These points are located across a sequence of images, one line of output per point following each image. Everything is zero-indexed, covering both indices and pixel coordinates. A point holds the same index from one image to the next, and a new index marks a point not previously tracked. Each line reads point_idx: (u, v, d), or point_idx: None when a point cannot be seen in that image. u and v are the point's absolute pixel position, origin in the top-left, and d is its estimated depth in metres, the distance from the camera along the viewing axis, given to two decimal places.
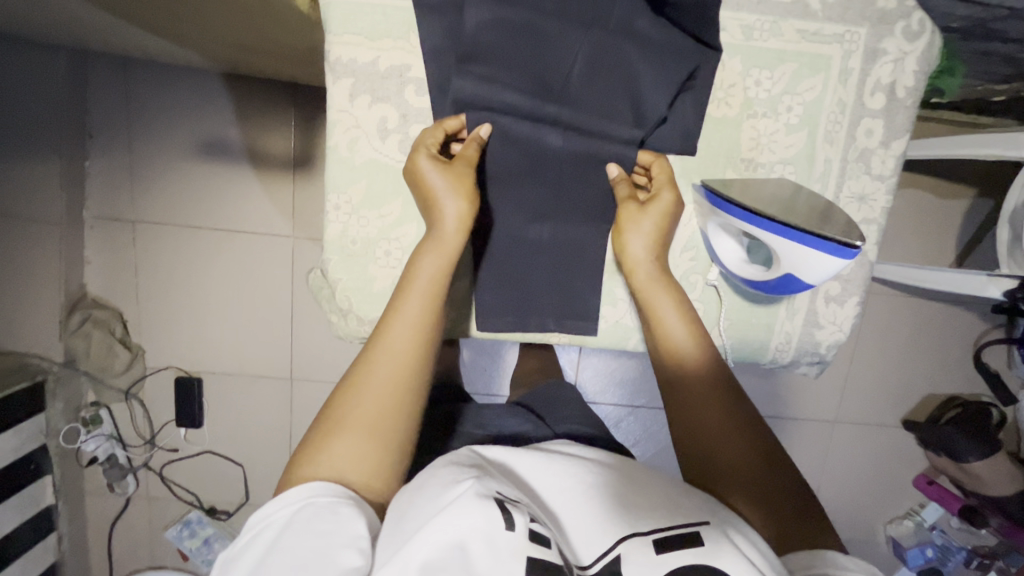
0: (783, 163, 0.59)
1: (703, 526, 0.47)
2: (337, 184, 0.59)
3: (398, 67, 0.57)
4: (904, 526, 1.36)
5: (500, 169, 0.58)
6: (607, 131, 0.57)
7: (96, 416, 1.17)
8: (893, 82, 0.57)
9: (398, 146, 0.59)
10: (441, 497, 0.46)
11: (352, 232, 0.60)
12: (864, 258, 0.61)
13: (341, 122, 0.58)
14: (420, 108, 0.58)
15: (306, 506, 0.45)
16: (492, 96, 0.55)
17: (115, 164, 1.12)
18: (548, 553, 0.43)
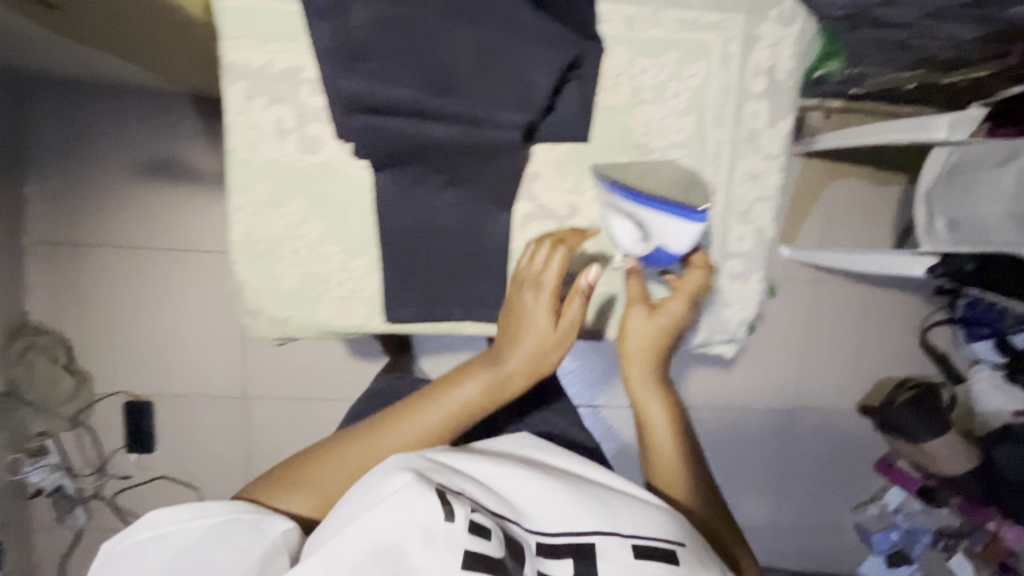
0: (675, 147, 0.62)
1: (676, 546, 0.49)
2: (239, 186, 0.60)
3: (291, 68, 0.58)
4: (870, 512, 1.39)
5: (385, 159, 0.56)
6: (494, 121, 0.55)
7: (43, 446, 1.13)
8: (772, 66, 0.60)
9: (297, 145, 0.59)
10: (384, 489, 0.47)
11: (257, 233, 0.61)
12: (761, 235, 0.65)
13: (237, 124, 0.58)
14: (317, 107, 0.59)
15: (230, 520, 0.49)
16: (369, 91, 0.52)
17: (56, 188, 1.11)
18: (486, 547, 0.44)
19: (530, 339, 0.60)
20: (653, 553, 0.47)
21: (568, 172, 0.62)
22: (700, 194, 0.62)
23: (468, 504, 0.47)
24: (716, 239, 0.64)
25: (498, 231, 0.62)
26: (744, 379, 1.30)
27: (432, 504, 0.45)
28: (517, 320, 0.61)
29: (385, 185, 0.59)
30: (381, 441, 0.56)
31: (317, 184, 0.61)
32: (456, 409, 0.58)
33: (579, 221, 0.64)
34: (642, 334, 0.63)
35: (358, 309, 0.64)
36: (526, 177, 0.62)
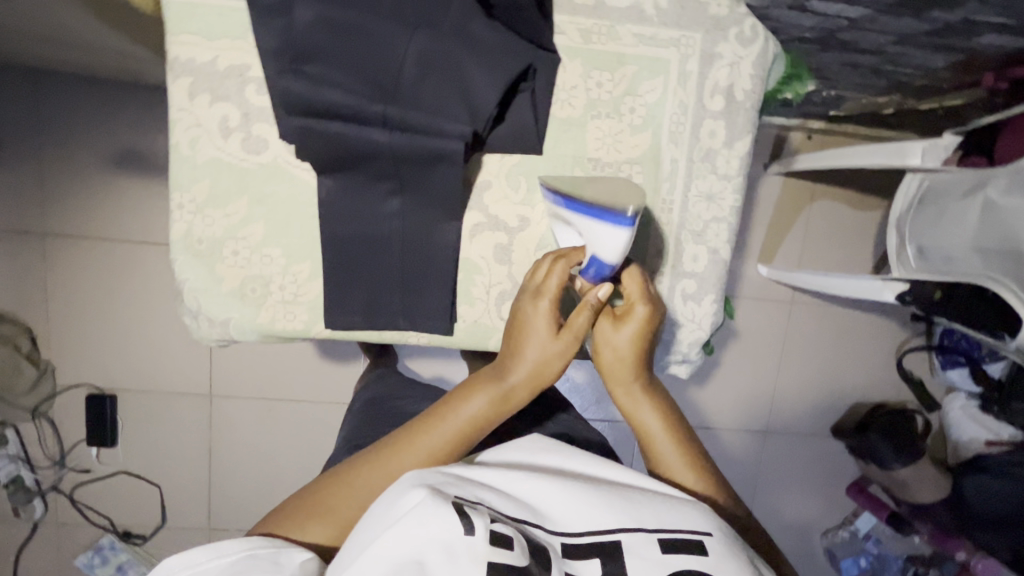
0: (630, 163, 0.60)
1: (705, 537, 0.46)
2: (181, 183, 0.59)
3: (237, 67, 0.57)
4: (839, 536, 1.36)
5: (328, 164, 0.56)
6: (439, 128, 0.54)
7: (2, 436, 1.12)
8: (730, 85, 0.59)
9: (241, 144, 0.58)
10: (401, 504, 0.44)
11: (197, 232, 0.60)
12: (717, 256, 0.63)
13: (180, 120, 0.57)
14: (262, 106, 0.58)
15: (246, 557, 0.45)
16: (310, 92, 0.51)
17: (24, 176, 1.09)
18: (508, 556, 0.41)
19: (540, 354, 0.55)
20: (685, 547, 0.45)
21: (519, 184, 0.61)
22: (654, 211, 0.60)
23: (486, 513, 0.44)
24: (671, 259, 0.62)
25: (444, 240, 0.60)
26: (716, 397, 1.29)
27: (451, 518, 0.42)
28: (519, 332, 0.56)
29: (328, 189, 0.58)
30: (388, 466, 0.52)
31: (261, 184, 0.59)
32: (462, 426, 0.54)
33: (529, 234, 0.62)
34: (615, 356, 0.58)
35: (301, 314, 0.62)
36: (477, 186, 0.60)
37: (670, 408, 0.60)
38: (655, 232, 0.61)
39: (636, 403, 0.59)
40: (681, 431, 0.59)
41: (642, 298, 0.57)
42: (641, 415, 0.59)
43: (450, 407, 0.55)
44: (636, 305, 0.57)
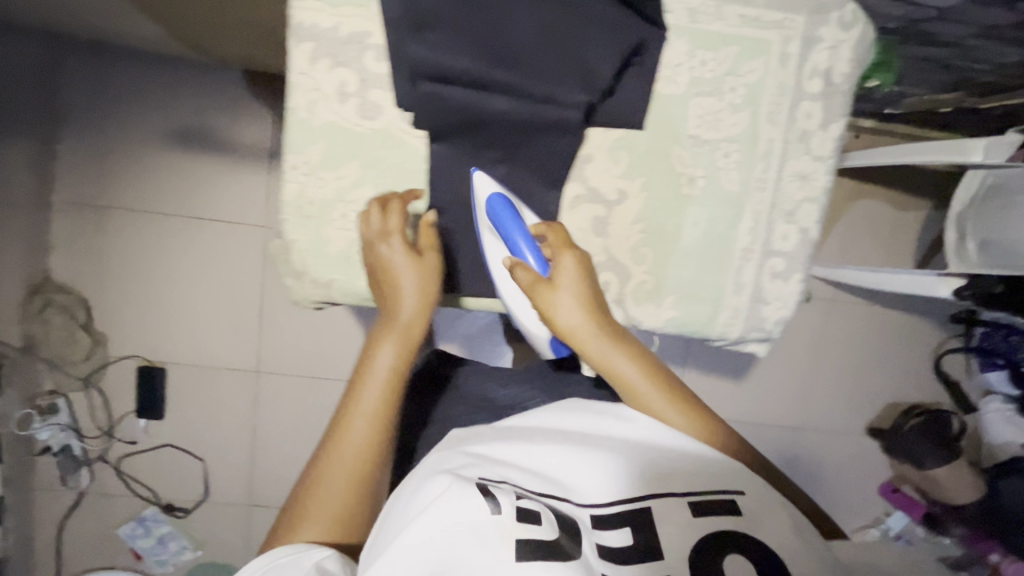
0: (728, 141, 0.62)
1: (738, 495, 0.51)
2: (296, 146, 0.61)
3: (358, 34, 0.59)
4: (870, 534, 1.33)
5: (444, 128, 0.60)
6: (555, 97, 0.58)
7: (54, 404, 1.14)
8: (829, 69, 0.61)
9: (357, 110, 0.60)
10: (432, 492, 0.49)
11: (309, 194, 0.62)
12: (808, 237, 0.64)
13: (300, 84, 0.59)
14: (380, 74, 0.60)
15: (270, 567, 0.48)
16: (441, 58, 0.56)
17: (84, 148, 1.10)
18: (536, 531, 0.46)
19: (417, 282, 0.60)
20: (712, 506, 0.50)
21: (620, 158, 0.63)
22: (749, 189, 0.63)
23: (511, 491, 0.49)
24: (763, 236, 0.63)
25: (546, 210, 0.63)
26: (756, 391, 1.30)
27: (476, 501, 0.47)
28: (393, 282, 0.59)
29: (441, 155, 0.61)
30: (334, 446, 0.55)
31: (373, 149, 0.62)
32: (390, 371, 0.58)
33: (626, 208, 0.63)
34: (565, 312, 0.59)
35: (403, 281, 0.67)
36: (578, 159, 0.63)
37: (646, 358, 0.62)
38: (748, 210, 0.63)
39: (614, 359, 0.60)
40: (660, 377, 0.61)
41: (566, 251, 0.60)
42: (614, 361, 0.60)
43: (365, 368, 0.58)
44: (563, 256, 0.60)
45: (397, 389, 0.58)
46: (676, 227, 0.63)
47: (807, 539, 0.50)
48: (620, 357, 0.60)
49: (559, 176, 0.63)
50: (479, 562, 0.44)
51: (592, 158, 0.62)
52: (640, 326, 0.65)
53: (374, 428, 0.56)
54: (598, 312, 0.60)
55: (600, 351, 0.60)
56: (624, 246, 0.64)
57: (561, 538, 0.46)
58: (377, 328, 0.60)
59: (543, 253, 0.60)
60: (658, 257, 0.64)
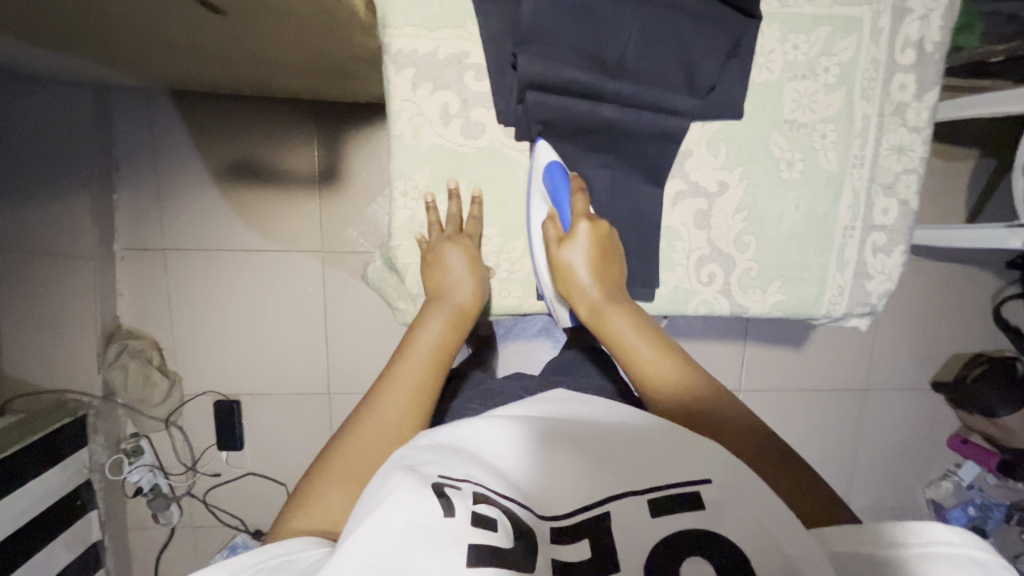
0: (824, 122, 0.63)
1: (703, 485, 0.44)
2: (404, 171, 0.64)
3: (457, 55, 0.61)
4: (943, 488, 1.38)
5: (550, 133, 0.62)
6: (667, 102, 0.60)
7: (138, 446, 1.17)
8: (921, 38, 0.62)
9: (460, 130, 0.63)
10: (378, 490, 0.43)
11: (419, 217, 0.66)
12: (907, 208, 0.66)
13: (404, 110, 0.62)
14: (480, 93, 0.62)
15: (255, 572, 0.43)
16: (559, 73, 0.57)
17: (144, 195, 1.13)
18: (492, 539, 0.41)
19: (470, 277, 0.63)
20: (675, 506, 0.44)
21: (718, 149, 0.64)
22: (847, 167, 0.64)
23: (470, 493, 0.43)
24: (862, 212, 0.66)
25: (649, 209, 0.65)
26: (818, 358, 1.31)
27: (429, 503, 0.41)
28: (437, 263, 0.63)
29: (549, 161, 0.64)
30: (372, 415, 0.52)
31: (478, 167, 0.65)
32: (433, 346, 0.57)
33: (727, 197, 0.65)
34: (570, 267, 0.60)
35: (514, 290, 0.69)
36: (679, 155, 0.64)
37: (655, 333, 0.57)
38: (847, 187, 0.65)
39: (611, 319, 0.58)
40: (673, 351, 0.55)
41: (585, 215, 0.61)
42: (610, 319, 0.58)
43: (409, 341, 0.58)
44: (580, 221, 0.61)
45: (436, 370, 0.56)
46: (778, 211, 0.65)
47: (789, 556, 0.41)
48: (620, 317, 0.58)
49: (663, 174, 0.64)
50: (428, 573, 0.38)
51: (692, 153, 0.64)
52: (748, 314, 0.68)
53: (411, 403, 0.54)
54: (607, 276, 0.61)
55: (599, 312, 0.59)
56: (727, 236, 0.66)
57: (515, 549, 0.41)
58: (428, 306, 0.60)
59: (571, 208, 0.62)
60: (762, 242, 0.66)
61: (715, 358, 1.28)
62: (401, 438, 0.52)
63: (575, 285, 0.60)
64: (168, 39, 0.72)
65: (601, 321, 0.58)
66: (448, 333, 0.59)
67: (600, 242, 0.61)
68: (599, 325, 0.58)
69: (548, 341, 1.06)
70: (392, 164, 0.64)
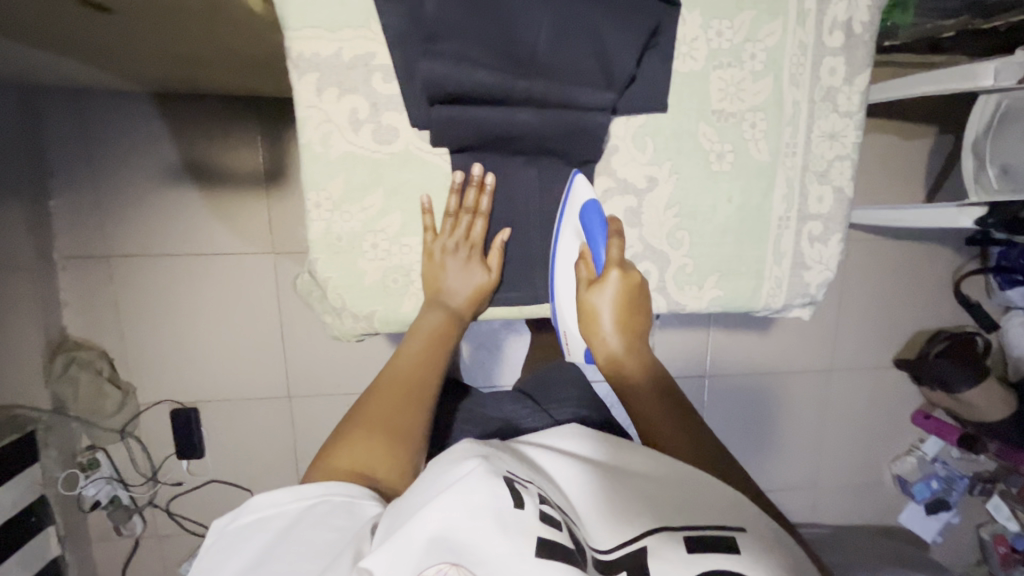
0: (753, 111, 0.62)
1: (739, 532, 0.46)
2: (315, 182, 0.61)
3: (362, 56, 0.58)
4: (908, 463, 1.40)
5: (464, 142, 0.60)
6: (582, 100, 0.57)
7: (93, 459, 1.14)
8: (849, 19, 0.60)
9: (372, 135, 0.60)
10: (455, 470, 0.46)
11: (336, 228, 0.62)
12: (841, 196, 0.65)
13: (310, 117, 0.58)
14: (390, 95, 0.59)
15: (323, 502, 0.47)
16: (463, 77, 0.55)
17: (80, 202, 1.09)
18: (561, 537, 0.42)
19: (471, 282, 0.66)
20: (711, 546, 0.44)
21: (645, 144, 0.62)
22: (778, 158, 0.63)
23: (536, 493, 0.46)
24: (797, 202, 0.64)
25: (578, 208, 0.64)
26: (782, 342, 1.31)
27: (502, 491, 0.43)
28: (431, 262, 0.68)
29: (472, 165, 0.63)
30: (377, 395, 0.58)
31: (395, 173, 0.62)
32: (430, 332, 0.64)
33: (658, 193, 0.63)
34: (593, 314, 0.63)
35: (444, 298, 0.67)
36: (604, 152, 0.62)
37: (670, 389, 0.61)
38: (779, 177, 0.63)
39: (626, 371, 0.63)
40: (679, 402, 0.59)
41: (618, 263, 0.62)
42: (627, 371, 0.63)
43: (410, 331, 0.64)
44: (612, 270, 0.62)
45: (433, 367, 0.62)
46: (710, 205, 0.64)
47: None
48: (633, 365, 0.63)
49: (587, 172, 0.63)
50: (494, 552, 0.40)
51: (618, 149, 0.62)
52: (685, 310, 0.67)
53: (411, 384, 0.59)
54: (634, 328, 0.64)
55: (616, 363, 0.63)
56: (660, 233, 0.64)
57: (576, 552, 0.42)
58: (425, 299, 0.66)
59: (605, 254, 0.62)
60: (697, 238, 0.65)
61: (679, 346, 1.28)
62: (407, 409, 0.57)
63: (598, 333, 0.63)
64: (70, 41, 0.67)
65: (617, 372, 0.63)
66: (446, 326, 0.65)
67: (630, 293, 0.62)
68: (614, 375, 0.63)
69: (511, 334, 1.06)
70: (302, 174, 0.61)
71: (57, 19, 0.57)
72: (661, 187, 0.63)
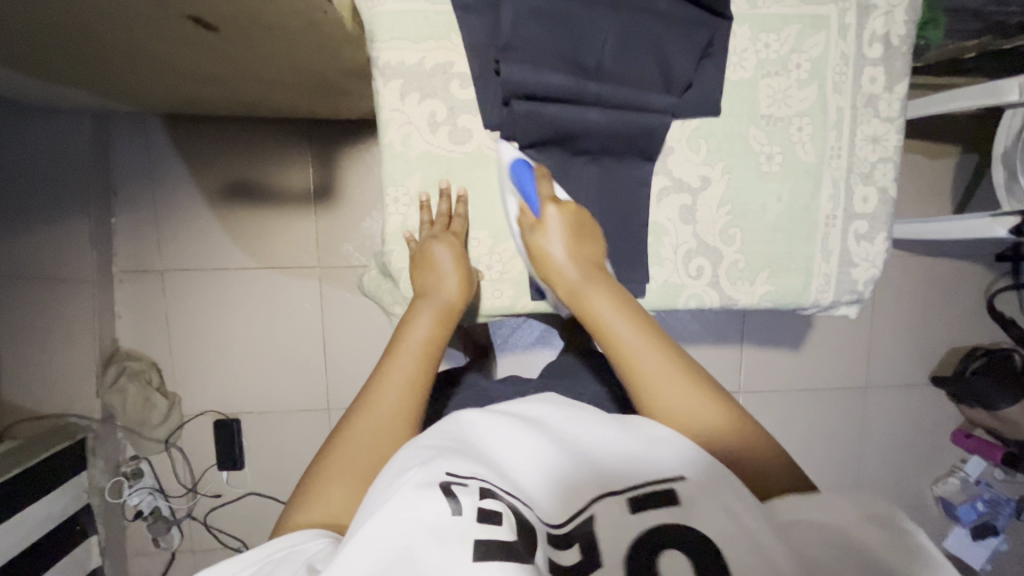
0: (800, 116, 0.66)
1: (677, 483, 0.47)
2: (395, 178, 0.66)
3: (442, 65, 0.63)
4: (951, 484, 1.36)
5: (532, 140, 0.65)
6: (648, 102, 0.63)
7: (137, 469, 1.17)
8: (887, 33, 0.65)
9: (448, 136, 0.65)
10: (392, 488, 0.44)
11: (411, 222, 0.68)
12: (885, 196, 0.68)
13: (393, 119, 0.64)
14: (465, 100, 0.65)
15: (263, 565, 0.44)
16: (539, 78, 0.60)
17: (142, 218, 1.15)
18: (497, 533, 0.41)
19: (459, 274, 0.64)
20: (654, 502, 0.45)
21: (699, 146, 0.66)
22: (825, 158, 0.66)
23: (476, 489, 0.44)
24: (843, 202, 0.68)
25: (636, 205, 0.67)
26: (816, 357, 1.31)
27: (433, 500, 0.42)
28: (425, 266, 0.64)
29: (536, 163, 0.67)
30: (366, 416, 0.53)
31: (466, 172, 0.67)
32: (424, 343, 0.58)
33: (711, 192, 0.67)
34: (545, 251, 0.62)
35: (507, 291, 0.70)
36: (662, 152, 0.66)
37: (658, 338, 0.56)
38: (826, 177, 0.67)
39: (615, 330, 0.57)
40: (669, 356, 0.55)
41: (554, 201, 0.63)
42: (588, 301, 0.59)
43: (398, 337, 0.59)
44: (551, 209, 0.62)
45: (426, 365, 0.58)
46: (760, 204, 0.67)
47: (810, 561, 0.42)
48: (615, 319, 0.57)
49: (645, 172, 0.67)
50: (435, 566, 0.39)
51: (674, 150, 0.66)
52: (738, 305, 0.69)
53: (404, 400, 0.55)
54: (589, 264, 0.62)
55: (576, 294, 0.60)
56: (713, 230, 0.68)
57: (519, 543, 0.41)
58: (416, 303, 0.62)
59: (538, 193, 0.63)
60: (747, 235, 0.68)
61: (713, 361, 1.28)
62: (399, 431, 0.53)
63: (554, 273, 0.62)
64: (163, 64, 0.74)
65: (581, 303, 0.59)
66: (439, 331, 0.60)
67: (573, 226, 0.62)
68: (588, 319, 0.59)
69: (545, 348, 1.09)
70: (382, 171, 0.67)
71: (166, 40, 0.64)
72: (716, 186, 0.67)
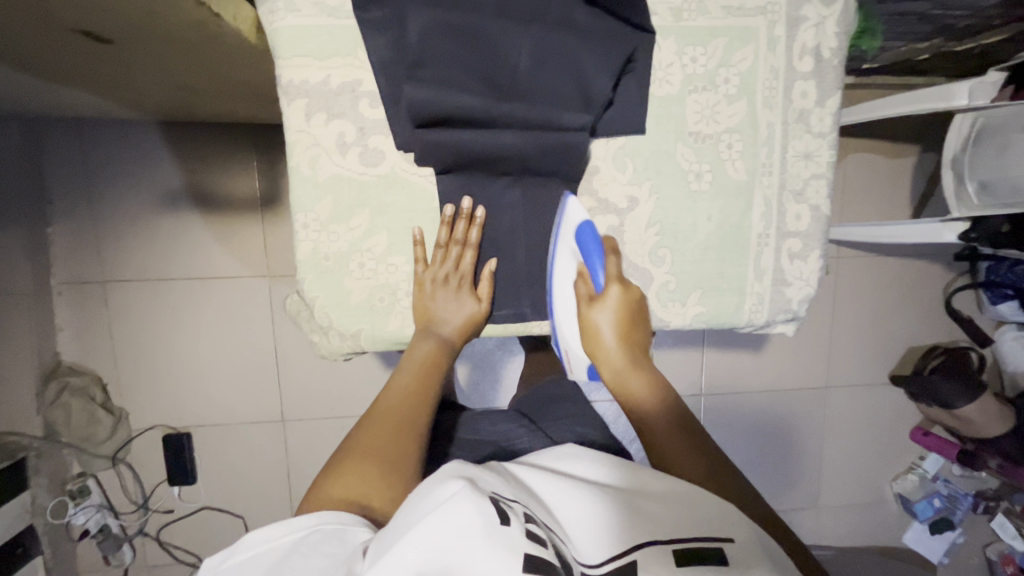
0: (729, 131, 0.65)
1: (727, 543, 0.46)
2: (303, 204, 0.63)
3: (349, 83, 0.61)
4: (909, 481, 1.38)
5: (448, 165, 0.63)
6: (558, 122, 0.61)
7: (83, 487, 1.13)
8: (818, 44, 0.63)
9: (359, 158, 0.63)
10: (443, 489, 0.44)
11: (323, 248, 0.65)
12: (819, 213, 0.68)
13: (299, 141, 0.61)
14: (376, 120, 0.62)
15: (314, 531, 0.45)
16: (447, 99, 0.58)
17: (79, 226, 1.10)
18: (548, 555, 0.41)
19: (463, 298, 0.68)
20: (699, 557, 0.44)
21: (625, 165, 0.65)
22: (754, 176, 0.66)
23: (522, 512, 0.45)
24: (775, 220, 0.67)
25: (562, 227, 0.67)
26: (776, 359, 1.31)
27: (487, 508, 0.43)
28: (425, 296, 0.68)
29: (456, 186, 0.65)
30: (369, 424, 0.57)
31: (380, 195, 0.65)
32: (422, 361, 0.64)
33: (639, 212, 0.66)
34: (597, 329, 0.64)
35: None
36: (586, 172, 0.66)
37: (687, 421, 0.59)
38: (756, 194, 0.66)
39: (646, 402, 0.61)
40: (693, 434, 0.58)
41: (617, 278, 0.64)
42: (631, 383, 0.62)
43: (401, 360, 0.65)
44: (613, 285, 0.64)
45: (425, 382, 0.63)
46: (690, 224, 0.67)
47: None
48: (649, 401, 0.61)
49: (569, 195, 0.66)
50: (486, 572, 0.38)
51: (599, 169, 0.65)
52: (669, 327, 0.69)
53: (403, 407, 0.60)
54: (633, 344, 0.65)
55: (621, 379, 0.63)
56: (642, 251, 0.67)
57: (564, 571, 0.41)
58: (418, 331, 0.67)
59: (604, 270, 0.64)
60: (678, 255, 0.68)
61: (674, 366, 1.28)
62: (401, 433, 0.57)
63: (601, 349, 0.64)
64: (72, 73, 0.69)
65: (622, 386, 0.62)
66: (436, 357, 0.66)
67: (628, 307, 0.64)
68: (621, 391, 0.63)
69: (506, 356, 1.08)
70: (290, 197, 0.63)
71: (60, 54, 0.59)
72: (647, 205, 0.66)
